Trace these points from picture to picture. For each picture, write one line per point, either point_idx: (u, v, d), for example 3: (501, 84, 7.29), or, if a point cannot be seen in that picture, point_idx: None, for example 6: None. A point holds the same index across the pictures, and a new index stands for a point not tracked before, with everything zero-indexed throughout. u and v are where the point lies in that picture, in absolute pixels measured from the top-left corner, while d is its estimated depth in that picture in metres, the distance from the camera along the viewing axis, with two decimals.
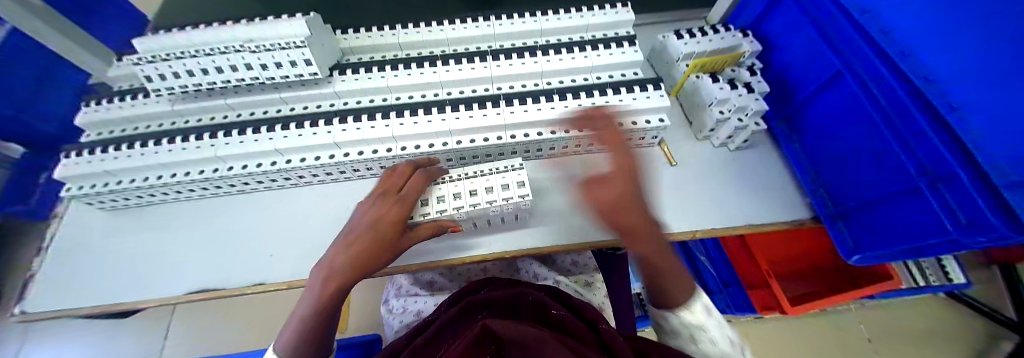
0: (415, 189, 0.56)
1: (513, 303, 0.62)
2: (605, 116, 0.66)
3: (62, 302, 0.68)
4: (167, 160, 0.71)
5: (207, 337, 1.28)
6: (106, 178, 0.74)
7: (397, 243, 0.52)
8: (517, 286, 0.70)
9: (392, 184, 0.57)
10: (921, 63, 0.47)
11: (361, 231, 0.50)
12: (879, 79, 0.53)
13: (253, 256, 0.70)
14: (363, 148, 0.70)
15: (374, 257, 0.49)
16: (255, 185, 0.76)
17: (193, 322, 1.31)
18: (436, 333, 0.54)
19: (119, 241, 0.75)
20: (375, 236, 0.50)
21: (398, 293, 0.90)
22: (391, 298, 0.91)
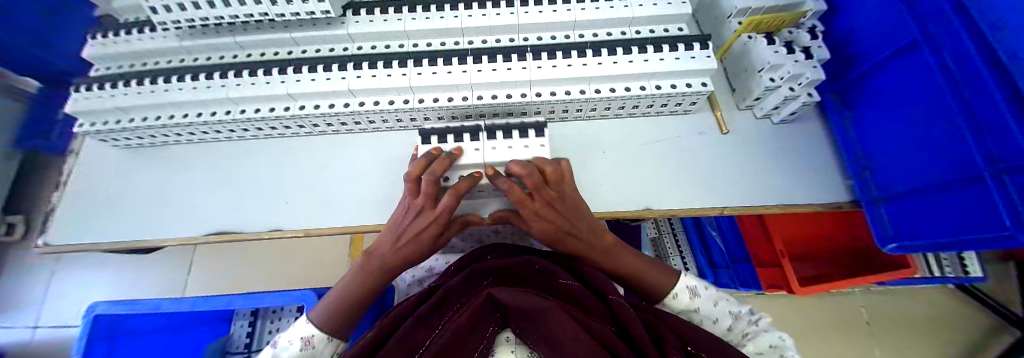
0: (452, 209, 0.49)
1: (520, 270, 0.62)
2: (643, 76, 0.60)
3: (90, 234, 0.69)
4: (176, 99, 0.68)
5: (228, 275, 1.36)
6: (117, 115, 0.72)
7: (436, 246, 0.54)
8: (522, 253, 0.70)
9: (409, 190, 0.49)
10: (1011, 33, 0.38)
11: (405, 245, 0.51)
12: (962, 51, 0.45)
13: (268, 202, 0.69)
14: (378, 98, 0.66)
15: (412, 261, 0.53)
16: (267, 131, 0.74)
17: (215, 262, 1.38)
18: (442, 299, 0.55)
19: (137, 180, 0.75)
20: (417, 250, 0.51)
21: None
22: None
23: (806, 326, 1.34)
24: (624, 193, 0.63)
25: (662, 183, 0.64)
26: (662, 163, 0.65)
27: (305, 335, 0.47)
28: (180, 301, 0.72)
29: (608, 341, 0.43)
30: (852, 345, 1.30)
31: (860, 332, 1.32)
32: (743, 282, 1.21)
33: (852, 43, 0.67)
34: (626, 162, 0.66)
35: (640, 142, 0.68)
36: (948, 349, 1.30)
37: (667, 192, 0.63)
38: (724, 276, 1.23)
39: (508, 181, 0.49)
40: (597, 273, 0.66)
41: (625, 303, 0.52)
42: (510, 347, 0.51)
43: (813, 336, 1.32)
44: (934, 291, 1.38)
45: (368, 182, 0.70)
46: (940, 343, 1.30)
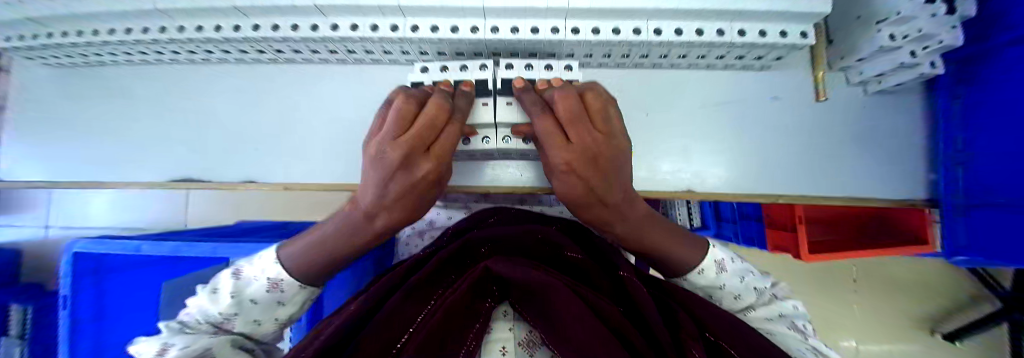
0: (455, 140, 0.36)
1: (522, 239, 0.55)
2: (723, 15, 0.43)
3: (50, 171, 0.62)
4: (92, 7, 0.52)
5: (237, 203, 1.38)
6: (31, 26, 0.56)
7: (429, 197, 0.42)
8: (527, 221, 0.63)
9: (420, 142, 0.33)
10: None
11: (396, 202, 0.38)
12: None
13: (240, 147, 0.59)
14: (357, 21, 0.49)
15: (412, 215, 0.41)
16: (223, 56, 0.59)
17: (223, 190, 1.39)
18: (433, 272, 0.49)
19: (84, 109, 0.63)
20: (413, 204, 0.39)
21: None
22: None
23: (791, 282, 1.41)
24: (661, 169, 0.53)
25: (706, 160, 0.53)
26: (713, 135, 0.53)
27: (273, 275, 0.41)
28: (161, 244, 0.69)
29: (624, 329, 0.38)
30: (829, 299, 1.39)
31: (840, 289, 1.40)
32: (746, 238, 1.26)
33: None
34: (670, 129, 0.53)
35: (691, 104, 0.54)
36: (924, 310, 1.36)
37: (711, 172, 0.53)
38: (728, 229, 1.30)
39: (546, 120, 0.34)
40: (608, 245, 0.60)
41: (638, 283, 0.47)
42: (508, 324, 0.44)
43: (795, 290, 1.41)
44: (934, 263, 1.38)
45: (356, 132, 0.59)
46: (918, 303, 1.37)
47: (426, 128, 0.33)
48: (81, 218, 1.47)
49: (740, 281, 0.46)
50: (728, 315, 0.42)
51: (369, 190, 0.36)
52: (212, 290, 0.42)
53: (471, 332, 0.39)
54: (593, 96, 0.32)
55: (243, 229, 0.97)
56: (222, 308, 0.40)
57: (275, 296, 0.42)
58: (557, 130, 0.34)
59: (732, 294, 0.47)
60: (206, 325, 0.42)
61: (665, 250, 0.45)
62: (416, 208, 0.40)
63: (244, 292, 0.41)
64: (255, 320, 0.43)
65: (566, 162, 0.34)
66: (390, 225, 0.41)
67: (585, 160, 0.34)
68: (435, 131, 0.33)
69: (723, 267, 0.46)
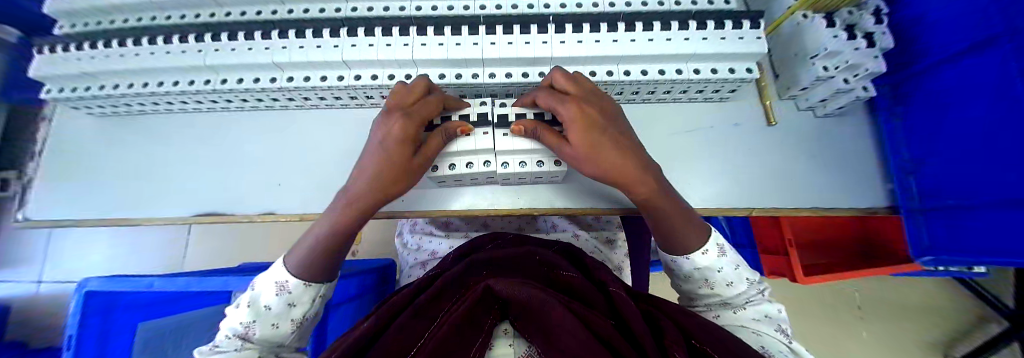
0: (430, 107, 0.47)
1: (520, 260, 0.58)
2: (680, 58, 0.53)
3: (72, 210, 0.65)
4: (149, 65, 0.60)
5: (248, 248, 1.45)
6: (87, 82, 0.64)
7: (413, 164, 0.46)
8: (525, 244, 0.66)
9: (399, 100, 0.47)
10: None
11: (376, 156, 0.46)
12: None
13: (259, 182, 0.64)
14: (376, 71, 0.58)
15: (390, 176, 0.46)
16: (254, 103, 0.67)
17: (236, 234, 1.47)
18: (438, 292, 0.51)
19: (116, 153, 0.69)
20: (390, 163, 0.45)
21: (412, 229, 0.89)
22: (405, 233, 0.90)
23: (796, 310, 1.38)
24: None
25: (685, 179, 0.59)
26: (689, 157, 0.60)
27: (281, 280, 0.44)
28: (172, 281, 0.70)
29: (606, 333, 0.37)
30: (838, 327, 1.36)
31: (847, 316, 1.37)
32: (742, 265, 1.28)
33: (901, 32, 0.58)
34: (650, 153, 0.60)
35: (666, 132, 0.62)
36: (934, 335, 1.33)
37: (691, 189, 0.58)
38: None
39: (547, 94, 0.47)
40: (603, 264, 0.63)
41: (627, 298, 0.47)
42: (508, 340, 0.44)
43: (802, 319, 1.37)
44: (930, 285, 1.39)
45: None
46: (926, 328, 1.34)
47: (409, 96, 0.47)
48: (70, 271, 1.43)
49: (731, 267, 0.48)
50: (717, 326, 0.39)
51: (369, 146, 0.48)
52: (235, 305, 0.43)
53: (474, 345, 0.39)
54: (584, 77, 0.47)
55: (243, 268, 0.97)
56: (242, 317, 0.41)
57: (285, 299, 0.44)
58: (557, 96, 0.46)
59: (722, 280, 0.47)
60: (232, 340, 0.40)
61: (663, 214, 0.48)
62: (399, 172, 0.46)
63: (258, 301, 0.43)
64: (276, 322, 0.42)
65: (575, 112, 0.44)
66: (382, 187, 0.46)
67: (591, 113, 0.44)
68: (411, 97, 0.47)
69: (724, 251, 0.48)
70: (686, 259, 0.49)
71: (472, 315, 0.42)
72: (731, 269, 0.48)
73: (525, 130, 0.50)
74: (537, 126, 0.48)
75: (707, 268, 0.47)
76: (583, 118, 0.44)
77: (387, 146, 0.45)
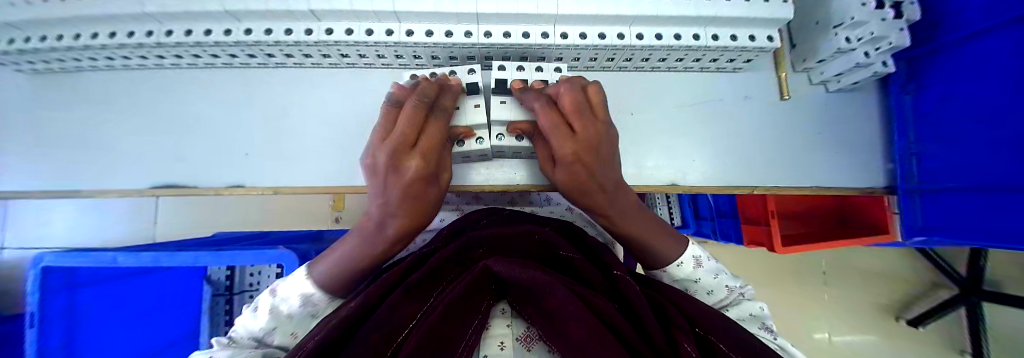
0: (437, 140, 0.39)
1: (518, 240, 0.56)
2: (698, 20, 0.47)
3: (14, 181, 0.58)
4: (75, 11, 0.50)
5: (226, 218, 1.39)
6: (5, 30, 0.54)
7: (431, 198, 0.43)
8: (522, 223, 0.64)
9: (402, 135, 0.36)
10: None
11: (397, 198, 0.39)
12: None
13: (229, 152, 0.58)
14: (353, 25, 0.50)
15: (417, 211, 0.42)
16: (212, 60, 0.58)
17: (211, 205, 1.40)
18: (432, 270, 0.49)
19: (56, 116, 0.60)
20: (415, 202, 0.40)
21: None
22: None
23: (768, 277, 1.47)
24: (647, 165, 0.55)
25: (689, 156, 0.57)
26: (694, 133, 0.57)
27: (304, 292, 0.44)
28: (141, 256, 0.65)
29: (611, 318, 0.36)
30: (805, 292, 1.46)
31: (815, 282, 1.47)
32: (723, 235, 1.32)
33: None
34: (656, 128, 0.57)
35: (672, 105, 0.58)
36: (889, 299, 1.46)
37: (694, 167, 0.56)
38: (707, 226, 1.36)
39: (549, 114, 0.38)
40: (599, 242, 0.62)
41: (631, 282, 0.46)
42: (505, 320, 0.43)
43: (773, 285, 1.47)
44: (894, 254, 1.49)
45: (351, 136, 0.59)
46: (884, 293, 1.46)
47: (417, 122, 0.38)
48: (33, 239, 1.35)
49: (711, 276, 0.48)
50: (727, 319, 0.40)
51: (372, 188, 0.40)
52: (253, 307, 0.44)
53: (472, 324, 0.38)
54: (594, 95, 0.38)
55: (222, 240, 0.93)
56: (261, 322, 0.43)
57: (308, 311, 0.45)
58: (560, 124, 0.37)
59: (701, 288, 0.48)
60: (247, 340, 0.43)
61: (660, 241, 0.46)
62: (424, 209, 0.42)
63: (278, 307, 0.44)
64: (295, 331, 0.45)
65: (570, 155, 0.37)
66: (409, 225, 0.43)
67: (588, 156, 0.37)
68: (416, 125, 0.37)
69: (701, 263, 0.48)
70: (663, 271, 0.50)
71: (467, 299, 0.40)
72: (710, 278, 0.48)
73: (525, 132, 0.47)
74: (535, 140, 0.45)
75: (686, 279, 0.48)
76: (580, 164, 0.37)
77: (413, 191, 0.39)
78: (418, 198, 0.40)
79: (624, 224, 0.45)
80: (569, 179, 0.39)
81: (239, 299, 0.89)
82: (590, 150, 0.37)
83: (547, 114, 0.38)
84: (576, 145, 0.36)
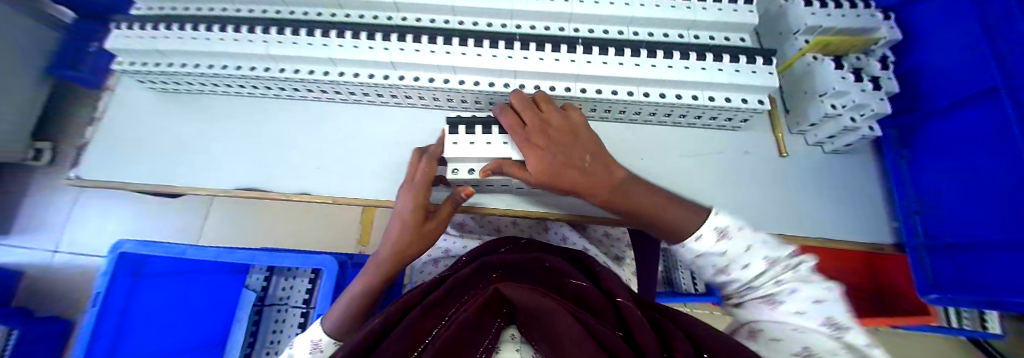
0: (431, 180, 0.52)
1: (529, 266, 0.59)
2: (696, 85, 0.57)
3: (121, 175, 0.70)
4: (207, 49, 0.64)
5: (261, 232, 1.50)
6: (153, 59, 0.69)
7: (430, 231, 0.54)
8: (537, 251, 0.68)
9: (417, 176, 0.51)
10: None
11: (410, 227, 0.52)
12: None
13: (298, 164, 0.69)
14: (419, 73, 0.63)
15: (420, 245, 0.55)
16: (299, 93, 0.72)
17: (252, 217, 1.52)
18: (446, 294, 0.51)
19: (170, 126, 0.74)
20: (422, 234, 0.53)
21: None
22: None
23: None
24: None
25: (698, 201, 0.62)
26: (700, 181, 0.64)
27: None
28: (205, 250, 0.73)
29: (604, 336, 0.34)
30: None
31: None
32: None
33: (918, 76, 0.61)
34: (666, 174, 0.63)
35: (681, 154, 0.65)
36: None
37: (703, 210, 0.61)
38: None
39: (508, 117, 0.49)
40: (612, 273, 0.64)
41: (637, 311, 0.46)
42: (514, 345, 0.42)
43: None
44: (942, 343, 1.35)
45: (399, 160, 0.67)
46: None
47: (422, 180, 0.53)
48: (88, 241, 1.48)
49: (740, 250, 0.39)
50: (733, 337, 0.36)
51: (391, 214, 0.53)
52: None
53: (483, 344, 0.36)
54: (540, 98, 0.49)
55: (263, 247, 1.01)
56: None
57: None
58: (517, 123, 0.48)
59: (733, 264, 0.39)
60: None
61: (658, 208, 0.45)
62: (422, 245, 0.55)
63: None
64: None
65: (531, 142, 0.46)
66: (410, 253, 0.54)
67: (545, 142, 0.46)
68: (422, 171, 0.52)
69: (727, 233, 0.40)
70: (681, 246, 0.43)
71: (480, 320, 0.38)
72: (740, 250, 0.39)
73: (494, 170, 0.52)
74: (502, 166, 0.50)
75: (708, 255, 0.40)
76: (540, 149, 0.46)
77: (423, 228, 0.53)
78: (424, 234, 0.54)
79: (610, 199, 0.46)
80: (539, 168, 0.45)
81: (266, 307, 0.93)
82: (543, 133, 0.47)
83: (507, 115, 0.50)
84: (534, 131, 0.47)
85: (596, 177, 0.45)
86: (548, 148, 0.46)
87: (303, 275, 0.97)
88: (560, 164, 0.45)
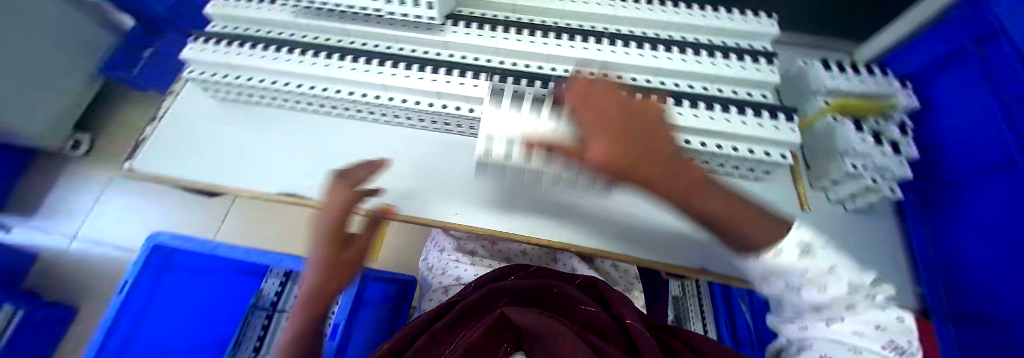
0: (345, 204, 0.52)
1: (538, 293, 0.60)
2: (720, 135, 0.57)
3: (172, 170, 0.74)
4: (270, 67, 0.70)
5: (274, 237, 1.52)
6: (220, 70, 0.75)
7: (351, 258, 0.55)
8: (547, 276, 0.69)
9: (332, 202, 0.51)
10: None
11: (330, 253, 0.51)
12: None
13: (334, 176, 0.72)
14: (459, 103, 0.66)
15: (345, 271, 0.55)
16: (344, 111, 0.76)
17: (268, 222, 1.56)
18: (457, 316, 0.53)
19: (223, 129, 0.79)
20: (342, 259, 0.53)
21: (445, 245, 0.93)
22: (431, 253, 0.95)
23: None
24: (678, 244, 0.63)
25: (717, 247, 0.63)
26: None
27: None
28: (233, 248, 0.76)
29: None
30: None
31: None
32: None
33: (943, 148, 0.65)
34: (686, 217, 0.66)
35: None
36: None
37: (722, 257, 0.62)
38: None
39: (575, 91, 0.40)
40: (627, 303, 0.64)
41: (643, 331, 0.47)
42: None
43: None
44: None
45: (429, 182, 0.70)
46: None
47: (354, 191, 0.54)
48: (107, 230, 1.52)
49: (822, 270, 0.39)
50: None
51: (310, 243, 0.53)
52: None
53: None
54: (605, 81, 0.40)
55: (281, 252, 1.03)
56: None
57: None
58: (585, 101, 0.39)
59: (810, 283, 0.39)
60: None
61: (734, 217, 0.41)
62: (343, 273, 0.54)
63: None
64: None
65: (602, 125, 0.37)
66: (333, 285, 0.52)
67: (620, 126, 0.37)
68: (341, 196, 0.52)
69: (811, 251, 0.40)
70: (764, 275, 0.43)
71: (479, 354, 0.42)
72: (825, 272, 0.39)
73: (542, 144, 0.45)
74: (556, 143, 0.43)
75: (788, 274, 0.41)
76: (615, 135, 0.37)
77: (339, 251, 0.53)
78: (342, 260, 0.53)
79: (686, 196, 0.41)
80: (609, 154, 0.37)
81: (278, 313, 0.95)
82: (619, 117, 0.38)
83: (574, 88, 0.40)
84: (606, 112, 0.37)
85: (669, 170, 0.40)
86: (621, 135, 0.37)
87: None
88: (634, 154, 0.38)
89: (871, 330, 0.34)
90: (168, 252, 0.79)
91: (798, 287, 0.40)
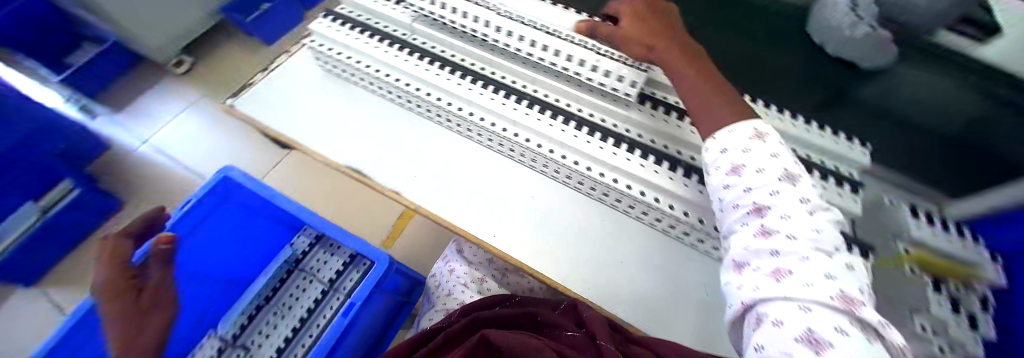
0: (119, 269, 0.55)
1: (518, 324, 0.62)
2: None
3: (265, 116, 0.83)
4: (378, 57, 0.79)
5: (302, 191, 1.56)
6: (332, 44, 0.83)
7: (145, 291, 0.54)
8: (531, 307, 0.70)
9: (107, 275, 0.54)
10: None
11: (111, 307, 0.51)
12: None
13: (397, 165, 0.76)
14: (531, 137, 0.67)
15: (148, 298, 0.54)
16: (423, 111, 0.82)
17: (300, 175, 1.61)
18: (437, 347, 0.59)
19: (316, 94, 0.88)
20: (142, 302, 0.53)
21: (462, 259, 0.93)
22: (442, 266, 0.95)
23: None
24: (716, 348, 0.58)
25: None
26: None
27: None
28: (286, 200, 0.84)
29: None
30: None
31: None
32: None
33: None
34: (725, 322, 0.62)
35: None
36: None
37: None
38: None
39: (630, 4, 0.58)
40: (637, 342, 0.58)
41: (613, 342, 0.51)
42: None
43: None
44: None
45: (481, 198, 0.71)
46: None
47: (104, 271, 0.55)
48: (172, 141, 1.67)
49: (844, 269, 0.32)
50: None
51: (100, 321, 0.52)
52: None
53: None
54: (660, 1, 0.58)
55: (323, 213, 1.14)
56: None
57: None
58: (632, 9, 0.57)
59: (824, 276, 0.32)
60: None
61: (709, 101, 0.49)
62: (145, 310, 0.53)
63: None
64: None
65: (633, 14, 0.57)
66: (140, 325, 0.50)
67: (650, 19, 0.56)
68: (119, 267, 0.55)
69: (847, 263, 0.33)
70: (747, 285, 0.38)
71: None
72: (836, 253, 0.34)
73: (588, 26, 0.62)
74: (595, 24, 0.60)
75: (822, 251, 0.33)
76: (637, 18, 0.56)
77: (121, 297, 0.52)
78: (134, 300, 0.52)
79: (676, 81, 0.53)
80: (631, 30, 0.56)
81: (299, 272, 1.05)
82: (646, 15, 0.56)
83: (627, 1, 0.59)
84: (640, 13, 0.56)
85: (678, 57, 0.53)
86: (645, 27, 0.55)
87: (338, 254, 1.06)
88: (648, 43, 0.55)
89: (802, 216, 0.35)
90: (235, 185, 0.87)
91: (757, 190, 0.39)
